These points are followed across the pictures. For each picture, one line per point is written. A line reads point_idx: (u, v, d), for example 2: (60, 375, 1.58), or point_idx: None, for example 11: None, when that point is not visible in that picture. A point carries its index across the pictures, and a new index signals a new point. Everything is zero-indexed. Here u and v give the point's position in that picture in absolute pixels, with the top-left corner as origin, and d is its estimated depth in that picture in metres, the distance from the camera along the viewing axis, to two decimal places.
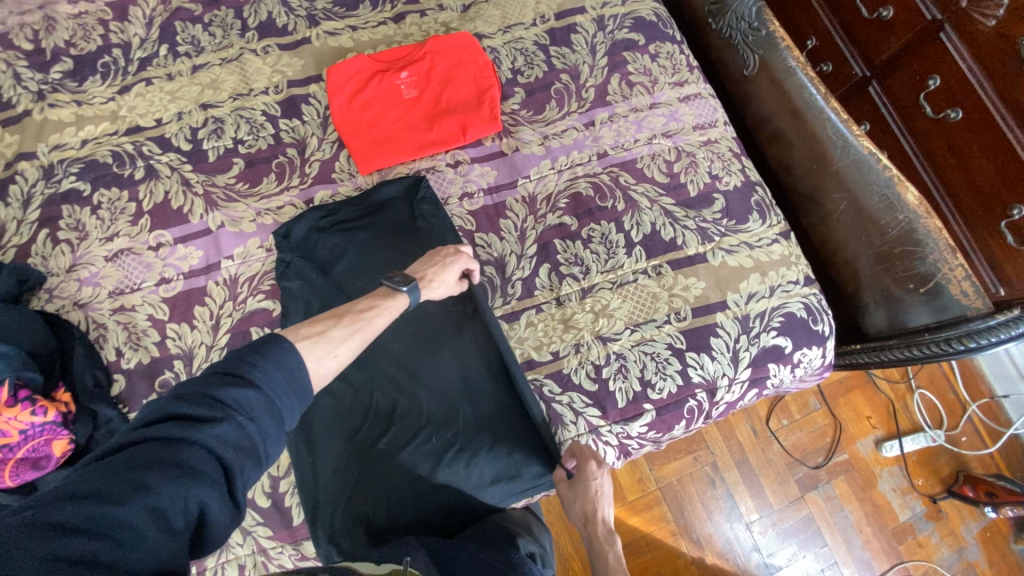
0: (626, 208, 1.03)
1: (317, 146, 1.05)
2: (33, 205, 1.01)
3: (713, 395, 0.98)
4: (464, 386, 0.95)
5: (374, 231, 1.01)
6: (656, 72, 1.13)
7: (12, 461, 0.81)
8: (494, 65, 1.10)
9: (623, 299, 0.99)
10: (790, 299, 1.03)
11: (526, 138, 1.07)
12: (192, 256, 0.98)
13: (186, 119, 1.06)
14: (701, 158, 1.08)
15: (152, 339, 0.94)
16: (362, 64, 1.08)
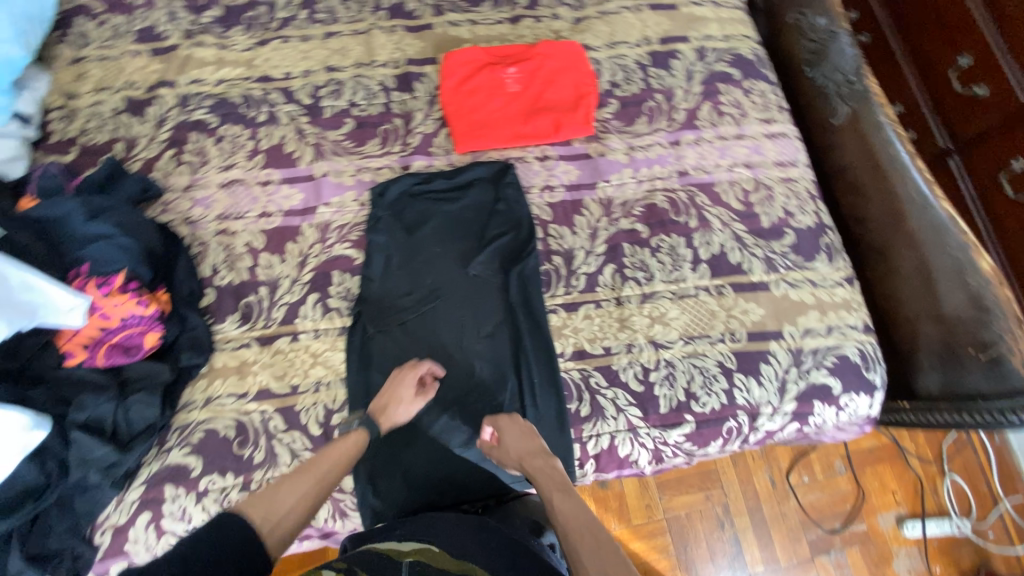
0: (698, 226, 1.07)
1: (422, 120, 1.14)
2: (166, 127, 1.12)
3: (754, 420, 0.99)
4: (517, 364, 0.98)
5: (458, 206, 1.08)
6: (746, 106, 1.18)
7: (108, 343, 0.87)
8: (596, 75, 1.18)
9: (682, 310, 1.02)
10: (845, 341, 1.05)
11: (612, 146, 1.13)
12: (294, 197, 1.07)
13: (311, 77, 1.17)
14: (778, 193, 1.11)
15: (245, 264, 1.02)
16: (476, 54, 1.17)
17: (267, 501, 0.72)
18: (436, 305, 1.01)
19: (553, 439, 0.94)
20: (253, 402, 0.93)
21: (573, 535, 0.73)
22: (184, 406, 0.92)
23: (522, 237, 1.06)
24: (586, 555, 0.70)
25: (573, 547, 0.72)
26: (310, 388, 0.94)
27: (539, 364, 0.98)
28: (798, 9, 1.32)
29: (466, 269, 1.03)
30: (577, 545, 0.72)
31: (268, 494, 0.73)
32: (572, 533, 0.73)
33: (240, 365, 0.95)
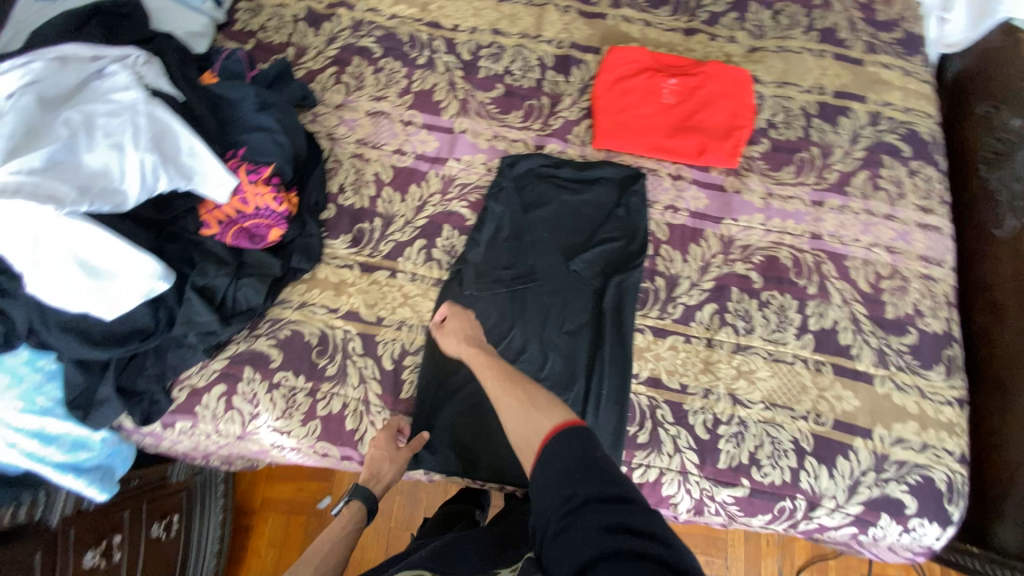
0: (816, 295, 1.01)
1: (568, 105, 1.14)
2: (334, 45, 1.17)
3: (811, 509, 0.93)
4: (589, 371, 0.97)
5: (579, 199, 1.06)
6: (908, 188, 1.09)
7: (238, 226, 0.93)
8: (756, 109, 1.12)
9: (772, 373, 0.97)
10: (935, 465, 0.95)
11: (751, 186, 1.08)
12: (429, 143, 1.10)
13: (477, 35, 1.18)
14: (913, 288, 1.03)
15: (369, 192, 1.06)
16: (641, 55, 1.15)
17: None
18: (529, 287, 1.01)
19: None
20: (340, 318, 0.98)
21: (494, 385, 0.83)
22: (281, 302, 0.99)
23: (632, 249, 1.04)
24: (500, 395, 0.81)
25: (497, 397, 0.82)
26: (393, 323, 0.99)
27: (611, 378, 0.96)
28: (993, 101, 1.19)
29: (568, 262, 1.02)
30: (496, 395, 0.82)
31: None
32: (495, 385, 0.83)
33: (339, 282, 1.01)
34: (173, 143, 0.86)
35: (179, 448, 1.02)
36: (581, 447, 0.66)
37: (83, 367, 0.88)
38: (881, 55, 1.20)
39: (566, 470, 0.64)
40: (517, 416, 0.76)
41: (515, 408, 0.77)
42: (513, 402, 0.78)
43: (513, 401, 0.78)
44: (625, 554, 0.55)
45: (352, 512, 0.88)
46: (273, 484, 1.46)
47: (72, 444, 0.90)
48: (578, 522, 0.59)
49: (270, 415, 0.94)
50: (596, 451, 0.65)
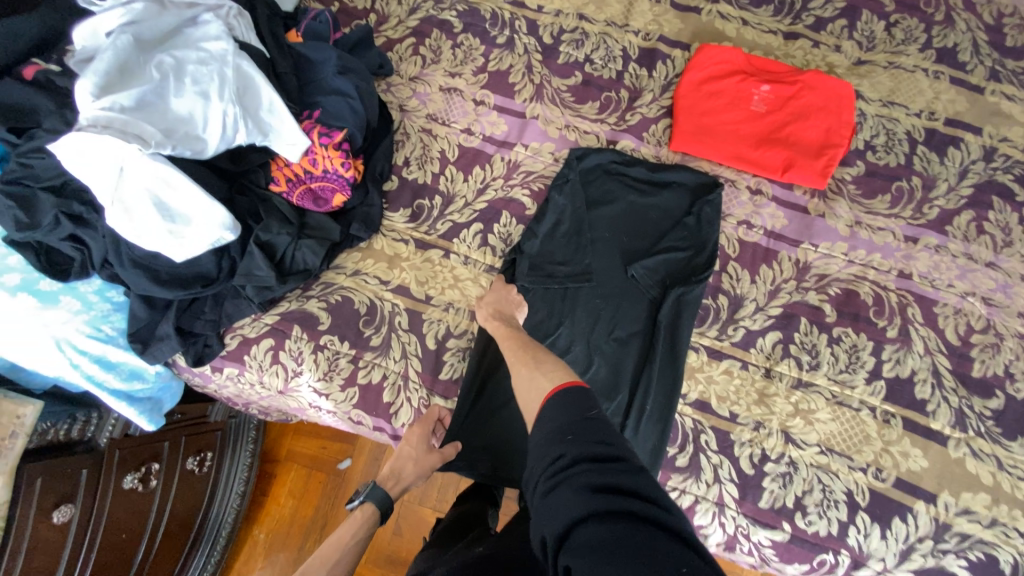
0: (896, 339, 0.93)
1: (648, 102, 1.08)
2: (415, 16, 1.16)
3: (854, 568, 0.86)
4: (634, 383, 0.93)
5: (647, 202, 1.01)
6: (1019, 235, 0.97)
7: (304, 187, 0.94)
8: (855, 128, 1.03)
9: (832, 416, 0.90)
10: (1003, 544, 0.85)
11: (837, 211, 0.99)
12: (498, 126, 1.07)
13: (561, 19, 1.14)
14: (1008, 347, 0.92)
15: (432, 168, 1.05)
16: (733, 57, 1.07)
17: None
18: (582, 287, 0.97)
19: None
20: (390, 292, 0.98)
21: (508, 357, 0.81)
22: (335, 267, 1.00)
23: (697, 262, 0.98)
24: (517, 363, 0.79)
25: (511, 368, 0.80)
26: (441, 304, 0.98)
27: (656, 394, 0.91)
28: None
29: (626, 267, 0.98)
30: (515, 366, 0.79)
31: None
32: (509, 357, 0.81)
33: (393, 255, 1.00)
34: (254, 97, 0.87)
35: (224, 392, 1.06)
36: (576, 407, 0.63)
37: (148, 302, 0.92)
38: (1009, 83, 1.06)
39: (559, 428, 0.60)
40: (527, 383, 0.74)
41: (525, 378, 0.75)
42: (524, 371, 0.76)
43: (526, 371, 0.76)
44: (612, 511, 0.50)
45: (364, 516, 0.83)
46: (298, 438, 1.51)
47: (129, 373, 0.94)
48: (566, 479, 0.54)
49: (312, 375, 0.96)
50: (590, 410, 0.61)
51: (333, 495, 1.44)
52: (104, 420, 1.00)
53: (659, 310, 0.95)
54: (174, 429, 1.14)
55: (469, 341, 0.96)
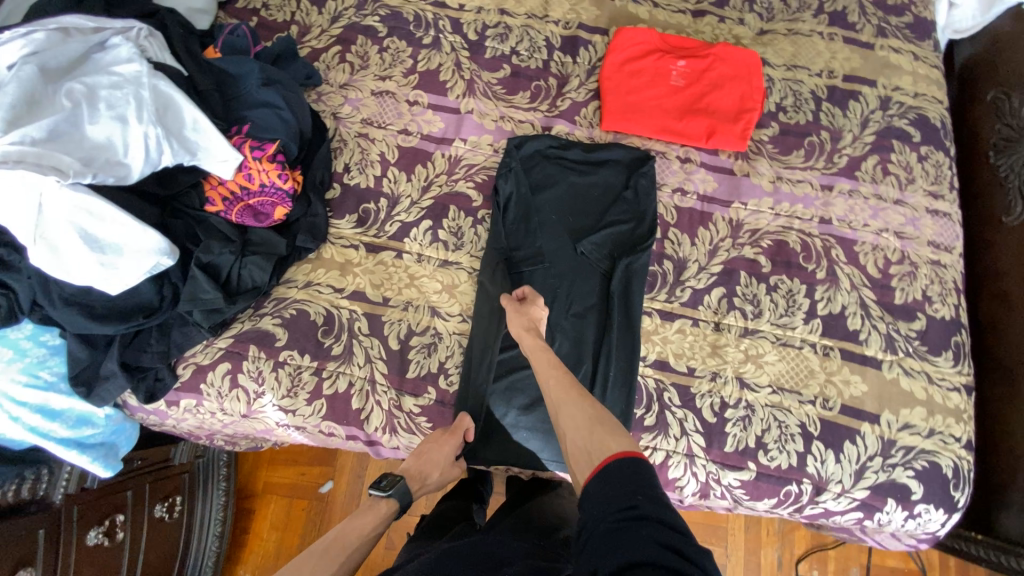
0: (825, 279, 1.01)
1: (576, 87, 1.12)
2: (338, 24, 1.15)
3: (817, 494, 0.93)
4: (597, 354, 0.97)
5: (587, 181, 1.05)
6: (917, 173, 1.08)
7: (242, 203, 0.93)
8: (765, 92, 1.11)
9: (780, 357, 0.96)
10: (941, 451, 0.94)
11: (760, 170, 1.07)
12: (435, 123, 1.09)
13: (483, 15, 1.17)
14: (921, 273, 1.02)
15: (374, 171, 1.05)
16: (649, 37, 1.13)
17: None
18: (537, 270, 1.00)
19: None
20: (346, 299, 0.98)
21: (555, 390, 0.81)
22: (286, 281, 0.98)
23: (640, 233, 1.03)
24: (559, 400, 0.80)
25: (555, 403, 0.80)
26: (399, 304, 0.98)
27: (618, 361, 0.96)
28: (1002, 87, 1.18)
29: (575, 245, 1.02)
30: (554, 399, 0.80)
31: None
32: (554, 388, 0.82)
33: (344, 262, 1.00)
34: (176, 116, 0.85)
35: (184, 426, 1.02)
36: (628, 465, 0.64)
37: (86, 342, 0.87)
38: (891, 39, 1.18)
39: (625, 485, 0.61)
40: (577, 425, 0.74)
41: (576, 417, 0.75)
42: (572, 409, 0.77)
43: (577, 410, 0.76)
44: None
45: (386, 511, 0.84)
46: (275, 468, 1.46)
47: (77, 420, 0.90)
48: (631, 533, 0.55)
49: (275, 394, 0.94)
50: (644, 471, 0.63)
51: (318, 521, 1.40)
52: (56, 473, 0.96)
53: (611, 283, 0.99)
54: (137, 478, 1.12)
55: (432, 336, 0.97)
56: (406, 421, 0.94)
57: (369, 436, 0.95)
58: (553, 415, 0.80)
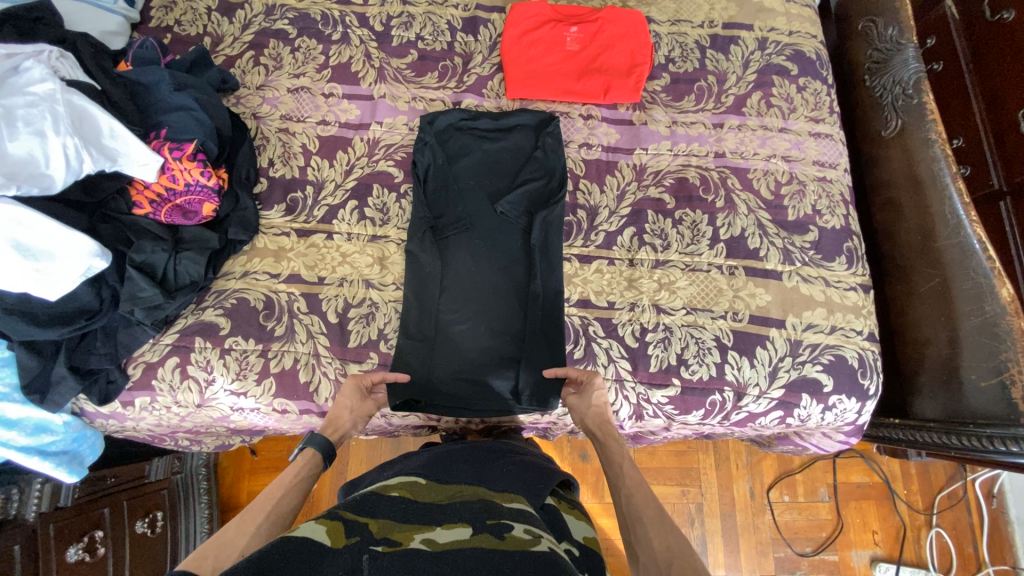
0: (723, 207, 1.10)
1: (480, 63, 1.20)
2: (249, 30, 1.21)
3: (739, 399, 1.01)
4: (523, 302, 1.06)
5: (498, 147, 1.13)
6: (797, 102, 1.18)
7: (170, 204, 0.98)
8: (654, 47, 1.20)
9: (690, 282, 1.05)
10: (846, 344, 1.03)
11: (656, 117, 1.16)
12: (351, 111, 1.16)
13: (386, 7, 1.24)
14: (810, 190, 1.12)
15: (298, 162, 1.12)
16: (542, 9, 1.21)
17: (220, 545, 0.67)
18: (461, 235, 1.08)
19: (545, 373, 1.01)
20: (283, 283, 1.04)
21: (631, 502, 0.77)
22: (224, 274, 1.04)
23: (552, 186, 1.11)
24: (634, 515, 0.75)
25: (632, 516, 0.75)
26: (334, 281, 1.04)
27: (541, 307, 1.03)
28: (869, 16, 1.27)
29: (494, 206, 1.09)
30: (633, 517, 0.75)
31: (218, 541, 0.68)
32: (632, 496, 0.78)
33: (278, 249, 1.06)
34: (93, 126, 0.88)
35: (145, 426, 1.06)
36: None
37: (34, 350, 0.91)
38: None
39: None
40: (654, 550, 0.69)
41: (652, 541, 0.70)
42: (651, 530, 0.71)
43: (655, 534, 0.71)
44: None
45: (306, 462, 0.84)
46: (258, 478, 1.49)
47: (35, 428, 0.96)
48: None
49: (225, 379, 0.99)
50: None
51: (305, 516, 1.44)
52: (27, 493, 1.00)
53: (530, 238, 1.08)
54: (113, 495, 1.15)
55: (369, 307, 1.03)
56: None
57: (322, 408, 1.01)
58: (626, 532, 0.75)
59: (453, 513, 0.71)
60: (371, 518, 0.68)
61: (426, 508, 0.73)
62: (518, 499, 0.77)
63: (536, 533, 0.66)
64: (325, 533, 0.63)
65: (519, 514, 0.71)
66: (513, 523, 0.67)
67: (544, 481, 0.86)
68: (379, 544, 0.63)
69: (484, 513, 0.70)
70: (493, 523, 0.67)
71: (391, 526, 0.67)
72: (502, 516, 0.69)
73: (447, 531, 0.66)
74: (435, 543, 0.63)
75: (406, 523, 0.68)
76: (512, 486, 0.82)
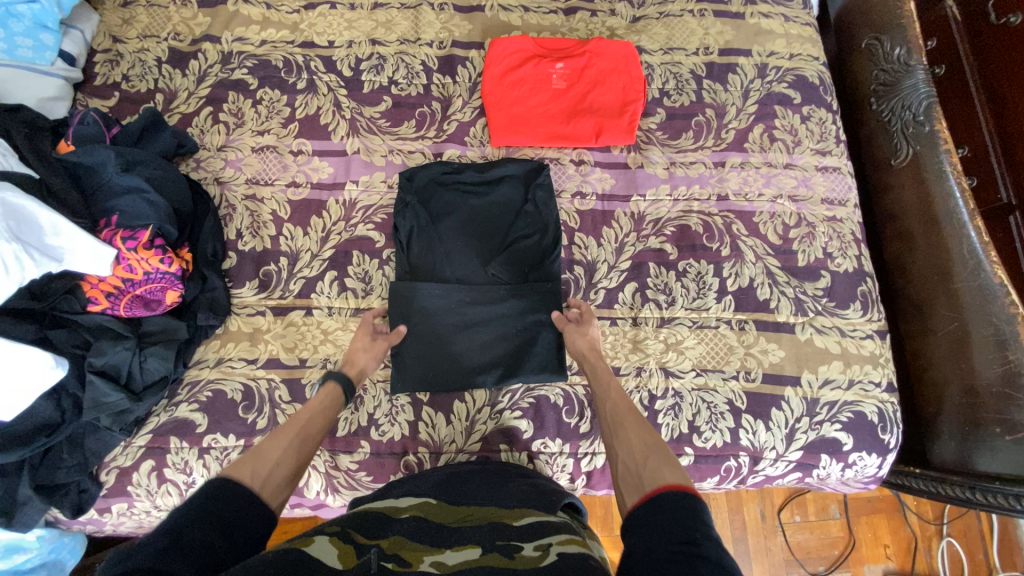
0: (729, 256, 1.03)
1: (460, 107, 1.11)
2: (205, 83, 1.11)
3: (755, 463, 0.96)
4: (522, 366, 0.96)
5: (486, 202, 1.04)
6: (802, 133, 1.10)
7: (129, 295, 0.89)
8: (646, 80, 1.11)
9: (698, 340, 0.99)
10: (865, 399, 0.98)
11: (652, 158, 1.08)
12: (323, 170, 1.07)
13: (354, 49, 1.14)
14: (820, 232, 1.05)
15: (269, 232, 1.03)
16: (524, 44, 1.11)
17: (255, 453, 0.67)
18: (453, 302, 0.98)
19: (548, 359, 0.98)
20: (261, 369, 0.96)
21: (614, 408, 0.78)
22: (196, 364, 0.96)
23: (546, 244, 1.02)
24: (617, 418, 0.76)
25: (615, 423, 0.76)
26: (317, 363, 0.97)
27: (542, 370, 0.97)
28: (874, 32, 1.19)
29: (486, 267, 1.01)
30: (617, 419, 0.76)
31: (253, 452, 0.68)
32: (616, 405, 0.79)
33: (253, 331, 0.98)
34: (31, 225, 0.78)
35: (125, 530, 0.98)
36: (673, 514, 0.54)
37: None
38: (759, 4, 1.18)
39: (677, 520, 0.53)
40: (632, 445, 0.70)
41: (632, 438, 0.71)
42: (632, 430, 0.72)
43: (634, 432, 0.72)
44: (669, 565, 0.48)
45: (330, 392, 0.84)
46: None
47: (6, 549, 0.88)
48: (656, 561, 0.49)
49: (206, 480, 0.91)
50: (697, 521, 0.53)
51: None
52: None
53: (528, 298, 0.99)
54: None
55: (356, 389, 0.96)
56: (347, 480, 0.94)
57: (314, 500, 0.96)
58: (608, 436, 0.76)
59: (463, 532, 0.66)
60: (380, 537, 0.63)
61: (435, 527, 0.66)
62: (531, 514, 0.70)
63: (546, 547, 0.60)
64: (334, 552, 0.58)
65: (532, 531, 0.65)
66: (522, 543, 0.61)
67: (556, 494, 0.78)
68: (388, 561, 0.58)
69: (494, 533, 0.65)
70: (502, 544, 0.62)
71: (401, 544, 0.62)
72: (513, 536, 0.64)
73: (456, 553, 0.61)
74: (445, 567, 0.58)
75: (416, 542, 0.63)
76: (527, 501, 0.75)
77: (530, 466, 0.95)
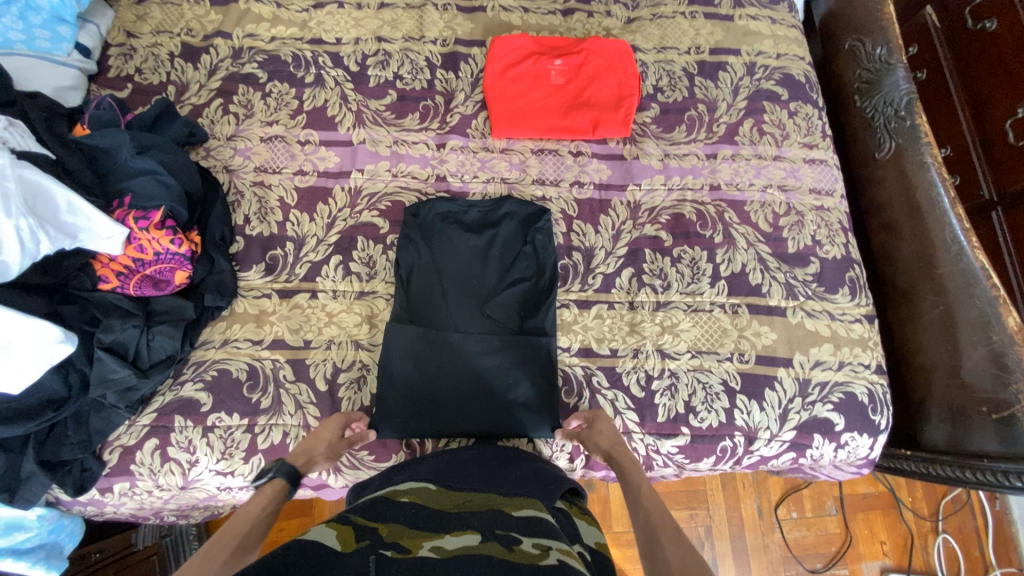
0: (722, 242, 1.07)
1: (462, 101, 1.15)
2: (216, 76, 1.15)
3: (750, 443, 0.98)
4: (520, 413, 0.95)
5: (486, 245, 1.04)
6: (790, 128, 1.15)
7: (139, 275, 0.91)
8: (641, 77, 1.16)
9: (693, 323, 1.02)
10: (855, 380, 1.01)
11: (647, 150, 1.13)
12: (330, 159, 1.10)
13: (361, 45, 1.18)
14: (809, 220, 1.09)
15: (276, 218, 1.06)
16: (524, 42, 1.16)
17: None
18: (448, 347, 0.97)
19: (547, 409, 0.96)
20: (266, 349, 0.98)
21: (650, 521, 0.71)
22: (202, 344, 0.97)
23: (542, 284, 1.03)
24: (653, 534, 0.69)
25: (649, 538, 0.69)
26: (321, 344, 0.99)
27: (541, 418, 0.95)
28: (856, 35, 1.26)
29: (484, 310, 1.00)
30: (651, 534, 0.69)
31: None
32: (651, 516, 0.72)
33: (259, 313, 1.00)
34: (48, 203, 0.80)
35: (125, 511, 0.98)
36: None
37: None
38: (747, 8, 1.25)
39: None
40: (672, 568, 0.62)
41: (670, 556, 0.64)
42: (670, 548, 0.65)
43: (674, 551, 0.64)
44: None
45: (272, 492, 0.77)
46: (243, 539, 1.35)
47: (6, 527, 0.87)
48: None
49: (209, 459, 0.92)
50: None
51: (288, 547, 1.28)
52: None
53: (524, 342, 0.98)
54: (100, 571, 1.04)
55: (360, 369, 0.98)
56: (349, 459, 0.95)
57: (317, 480, 0.97)
58: (643, 553, 0.68)
59: (463, 519, 0.65)
60: (380, 522, 0.63)
61: (436, 514, 0.67)
62: (531, 506, 0.70)
63: (547, 547, 0.59)
64: (335, 538, 0.58)
65: (531, 524, 0.65)
66: (522, 536, 0.61)
67: (556, 483, 0.78)
68: (388, 548, 0.58)
69: (493, 521, 0.65)
70: (501, 534, 0.62)
71: (401, 531, 0.62)
72: (512, 527, 0.64)
73: (455, 539, 0.61)
74: (445, 551, 0.58)
75: (415, 529, 0.63)
76: (527, 489, 0.75)
77: (530, 445, 0.97)
